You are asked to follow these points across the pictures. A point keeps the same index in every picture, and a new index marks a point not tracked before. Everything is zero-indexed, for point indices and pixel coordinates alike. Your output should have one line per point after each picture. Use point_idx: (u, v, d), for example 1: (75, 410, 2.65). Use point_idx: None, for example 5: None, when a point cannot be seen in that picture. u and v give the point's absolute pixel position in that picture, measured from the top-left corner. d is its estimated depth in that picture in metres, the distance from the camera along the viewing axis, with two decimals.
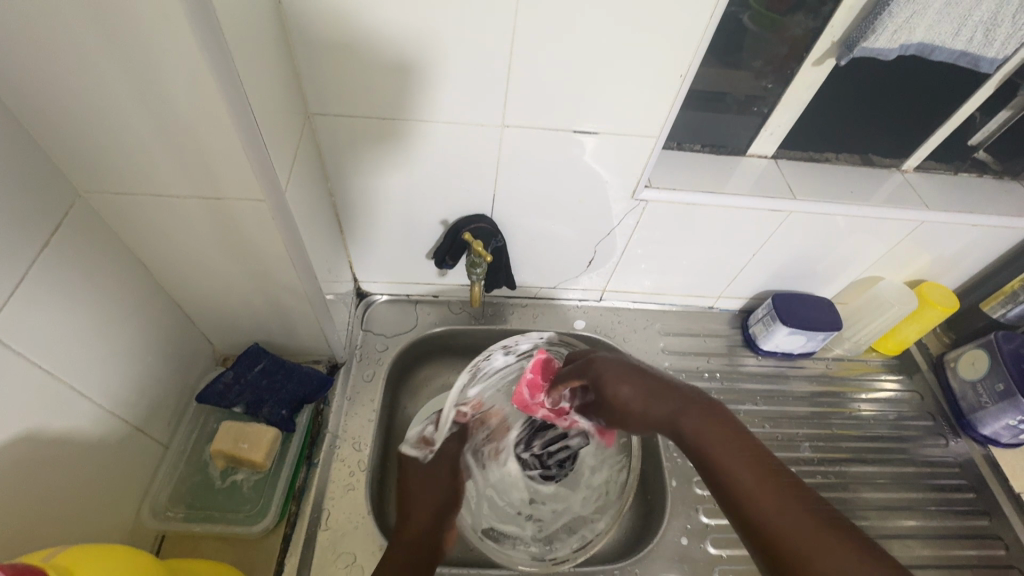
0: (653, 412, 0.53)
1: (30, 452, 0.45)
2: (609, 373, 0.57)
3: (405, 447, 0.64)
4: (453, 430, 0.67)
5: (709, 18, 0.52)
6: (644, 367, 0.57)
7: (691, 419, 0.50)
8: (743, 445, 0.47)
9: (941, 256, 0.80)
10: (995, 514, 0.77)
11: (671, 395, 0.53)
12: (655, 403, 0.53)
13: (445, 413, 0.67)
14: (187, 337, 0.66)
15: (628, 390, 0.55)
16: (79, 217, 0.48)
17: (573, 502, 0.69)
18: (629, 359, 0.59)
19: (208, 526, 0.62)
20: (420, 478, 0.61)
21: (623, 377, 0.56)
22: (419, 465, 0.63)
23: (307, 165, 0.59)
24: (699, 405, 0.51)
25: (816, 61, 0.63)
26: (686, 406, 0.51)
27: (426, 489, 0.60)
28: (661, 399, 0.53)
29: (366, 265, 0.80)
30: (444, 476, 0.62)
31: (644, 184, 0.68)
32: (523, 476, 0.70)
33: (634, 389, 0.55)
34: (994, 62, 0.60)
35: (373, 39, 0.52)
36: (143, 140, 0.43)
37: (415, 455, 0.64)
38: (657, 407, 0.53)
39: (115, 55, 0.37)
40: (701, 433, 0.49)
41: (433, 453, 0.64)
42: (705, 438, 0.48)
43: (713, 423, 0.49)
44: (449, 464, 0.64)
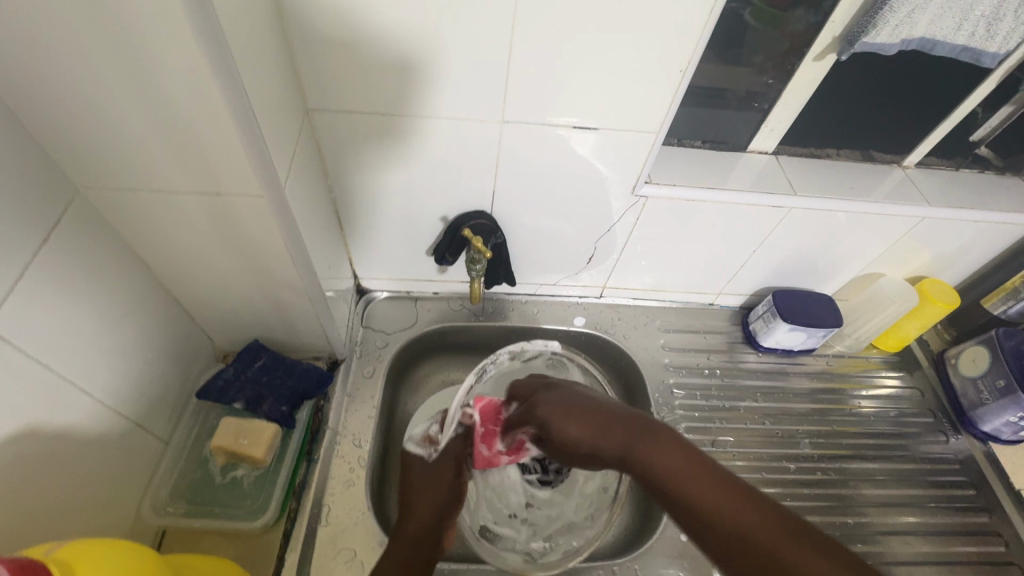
0: (604, 445, 0.50)
1: (30, 447, 0.45)
2: (551, 414, 0.54)
3: (410, 445, 0.63)
4: (460, 431, 0.64)
5: (709, 13, 0.51)
6: (582, 398, 0.55)
7: (640, 448, 0.47)
8: (698, 469, 0.44)
9: (942, 253, 0.80)
10: (995, 511, 0.76)
11: (614, 425, 0.50)
12: (601, 437, 0.50)
13: (451, 414, 0.64)
14: (187, 334, 0.66)
15: (574, 427, 0.52)
16: (78, 213, 0.48)
17: (566, 508, 0.69)
18: (574, 392, 0.56)
19: (209, 522, 0.62)
20: (425, 475, 0.60)
21: (567, 414, 0.53)
22: (424, 464, 0.61)
23: (306, 161, 0.59)
24: (647, 431, 0.48)
25: (817, 57, 0.63)
26: (633, 435, 0.48)
27: (430, 487, 0.59)
28: (605, 433, 0.50)
29: (366, 262, 0.80)
30: (449, 475, 0.60)
31: (644, 180, 0.68)
32: (523, 480, 0.70)
33: (578, 425, 0.52)
34: (996, 58, 0.60)
35: (371, 35, 0.52)
36: (142, 135, 0.43)
37: (419, 453, 0.63)
38: (605, 441, 0.50)
39: (113, 50, 0.37)
40: (656, 463, 0.46)
41: (438, 453, 0.62)
42: (660, 467, 0.45)
43: (664, 449, 0.46)
44: (455, 463, 0.62)
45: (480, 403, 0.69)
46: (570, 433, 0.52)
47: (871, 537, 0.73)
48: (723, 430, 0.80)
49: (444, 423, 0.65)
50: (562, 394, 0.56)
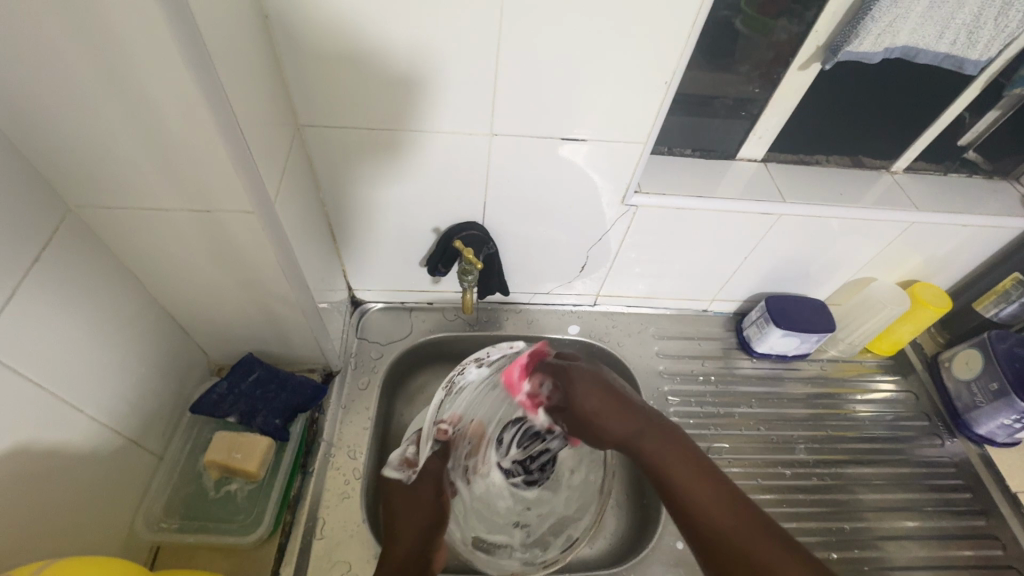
0: (618, 431, 0.56)
1: (23, 465, 0.45)
2: (582, 380, 0.58)
3: (388, 470, 0.63)
4: (435, 448, 0.66)
5: (692, 26, 0.52)
6: (608, 378, 0.59)
7: (650, 443, 0.53)
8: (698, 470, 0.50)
9: (933, 256, 0.80)
10: (992, 514, 0.76)
11: (634, 412, 0.56)
12: (617, 418, 0.56)
13: (426, 432, 0.66)
14: (180, 348, 0.67)
15: (596, 401, 0.57)
16: (71, 231, 0.49)
17: (557, 503, 0.69)
18: (601, 372, 0.60)
19: (202, 537, 0.62)
20: (406, 495, 0.61)
21: (595, 387, 0.57)
22: (403, 485, 0.62)
23: (297, 176, 0.60)
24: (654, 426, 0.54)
25: (802, 65, 0.64)
26: (648, 430, 0.54)
27: (412, 508, 0.59)
28: (625, 413, 0.56)
29: (360, 274, 0.81)
30: (429, 495, 0.61)
31: (634, 189, 0.68)
32: (507, 484, 0.69)
33: (601, 400, 0.56)
34: (978, 65, 0.60)
35: (362, 52, 0.53)
36: (131, 154, 0.44)
37: (398, 477, 0.63)
38: (618, 425, 0.55)
39: (103, 73, 0.38)
40: (662, 456, 0.52)
41: (416, 473, 0.63)
42: (668, 459, 0.52)
43: (672, 447, 0.52)
44: (433, 483, 0.62)
45: (453, 415, 0.68)
46: (589, 407, 0.57)
47: (869, 542, 0.72)
48: (718, 437, 0.80)
49: (419, 442, 0.66)
50: (592, 370, 0.60)
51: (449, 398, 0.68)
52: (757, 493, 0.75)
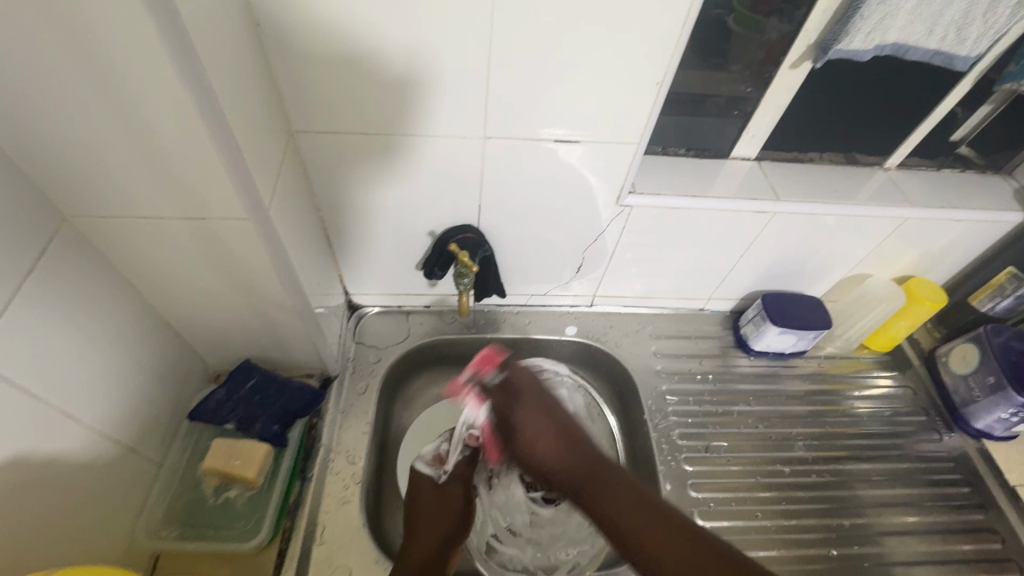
0: (556, 465, 0.55)
1: (21, 475, 0.45)
2: (527, 418, 0.57)
3: (419, 465, 0.65)
4: (466, 453, 0.66)
5: (683, 26, 0.52)
6: (555, 411, 0.58)
7: (590, 485, 0.52)
8: (645, 510, 0.48)
9: (928, 252, 0.80)
10: (991, 508, 0.77)
11: (573, 449, 0.55)
12: (558, 457, 0.55)
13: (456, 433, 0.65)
14: (178, 356, 0.67)
15: (542, 445, 0.56)
16: (66, 241, 0.49)
17: (570, 526, 0.68)
18: (547, 396, 0.59)
19: (203, 544, 0.62)
20: (434, 496, 0.62)
21: (540, 433, 0.56)
22: (431, 485, 0.63)
23: (292, 182, 0.60)
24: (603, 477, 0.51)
25: (793, 64, 0.64)
26: (588, 469, 0.53)
27: (438, 513, 0.61)
28: (567, 452, 0.55)
29: (357, 279, 0.81)
30: (457, 499, 0.63)
31: (628, 190, 0.69)
32: (527, 498, 0.68)
33: (538, 428, 0.57)
34: (968, 61, 0.61)
35: (354, 57, 0.53)
36: (125, 163, 0.44)
37: (428, 474, 0.64)
38: (563, 467, 0.54)
39: (96, 83, 0.38)
40: (601, 494, 0.50)
41: (446, 475, 0.64)
42: (612, 501, 0.49)
43: (610, 488, 0.50)
44: (463, 487, 0.64)
45: None
46: (529, 438, 0.57)
47: (869, 539, 0.73)
48: (717, 435, 0.80)
49: (451, 441, 0.67)
50: (536, 391, 0.59)
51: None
52: (756, 491, 0.75)
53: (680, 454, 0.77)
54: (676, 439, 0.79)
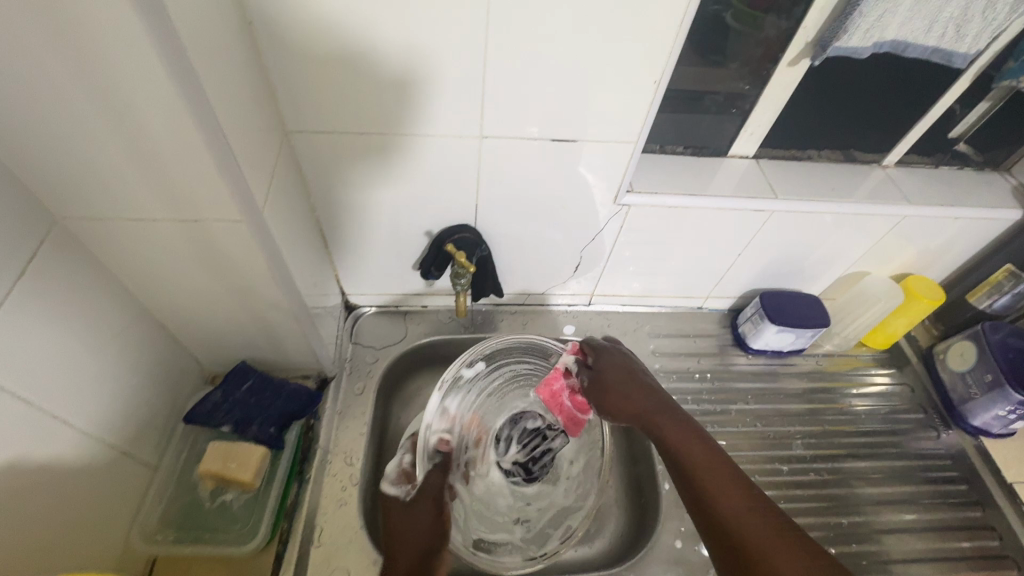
0: (643, 412, 0.61)
1: (15, 481, 0.45)
2: (611, 371, 0.64)
3: (387, 487, 0.62)
4: (435, 461, 0.65)
5: (681, 24, 0.52)
6: (636, 368, 0.65)
7: (671, 430, 0.58)
8: (720, 466, 0.54)
9: (926, 249, 0.80)
10: (988, 505, 0.77)
11: (651, 396, 0.62)
12: (640, 397, 0.62)
13: (425, 442, 0.65)
14: (173, 358, 0.66)
15: (619, 387, 0.63)
16: (56, 243, 0.48)
17: (557, 495, 0.70)
18: (636, 365, 0.65)
19: (198, 548, 0.61)
20: (402, 517, 0.59)
21: (627, 379, 0.63)
22: (401, 504, 0.60)
23: (286, 183, 0.59)
24: (682, 425, 0.58)
25: (792, 61, 0.63)
26: (667, 410, 0.60)
27: (408, 529, 0.57)
28: (649, 397, 0.62)
29: (354, 279, 0.80)
30: (426, 514, 0.59)
31: (626, 188, 0.68)
32: (505, 481, 0.69)
33: (625, 383, 0.63)
34: (967, 58, 0.60)
35: (349, 56, 0.52)
36: (116, 165, 0.43)
37: (396, 493, 0.61)
38: (644, 406, 0.61)
39: (84, 83, 0.37)
40: (684, 446, 0.57)
41: (413, 491, 0.61)
42: (688, 454, 0.56)
43: (696, 441, 0.57)
44: (433, 498, 0.61)
45: (450, 417, 0.69)
46: (613, 386, 0.63)
47: (867, 536, 0.73)
48: (715, 434, 0.80)
49: (416, 451, 0.65)
50: (624, 361, 0.65)
51: (447, 408, 0.69)
52: None
53: None
54: None
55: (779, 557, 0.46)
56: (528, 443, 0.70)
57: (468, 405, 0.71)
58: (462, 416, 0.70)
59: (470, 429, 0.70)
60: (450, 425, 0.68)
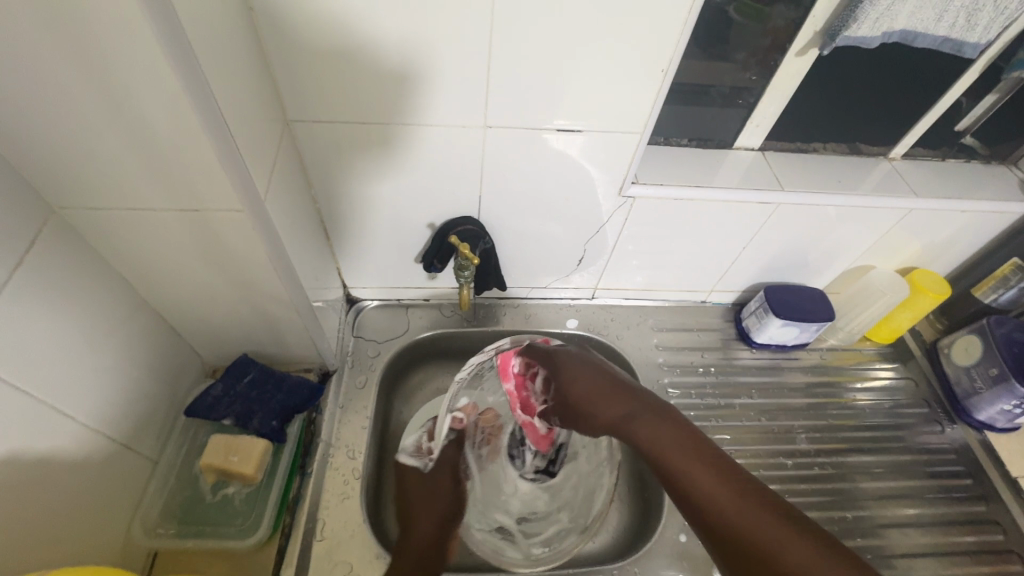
0: (606, 408, 0.54)
1: (14, 474, 0.44)
2: (569, 367, 0.58)
3: (404, 458, 0.64)
4: (451, 437, 0.67)
5: (689, 12, 0.51)
6: (596, 362, 0.58)
7: (646, 425, 0.50)
8: (696, 445, 0.47)
9: (932, 243, 0.80)
10: (992, 499, 0.77)
11: (618, 389, 0.54)
12: (605, 402, 0.54)
13: (443, 420, 0.67)
14: (173, 351, 0.66)
15: (581, 382, 0.56)
16: (54, 234, 0.47)
17: (579, 465, 0.70)
18: (592, 358, 0.58)
19: (200, 542, 0.61)
20: (422, 486, 0.61)
21: (581, 371, 0.57)
22: (420, 475, 0.62)
23: (288, 174, 0.59)
24: (648, 411, 0.51)
25: (799, 52, 0.62)
26: (638, 406, 0.52)
27: (429, 497, 0.60)
28: (613, 395, 0.54)
29: (355, 272, 0.80)
30: (446, 485, 0.62)
31: (631, 180, 0.68)
32: (524, 479, 0.69)
33: (589, 380, 0.56)
34: (978, 48, 0.60)
35: (350, 43, 0.51)
36: (116, 154, 0.43)
37: (415, 464, 0.64)
38: (610, 407, 0.53)
39: (83, 70, 0.37)
40: (655, 439, 0.49)
41: (433, 461, 0.64)
42: (660, 442, 0.48)
43: (664, 427, 0.49)
44: (450, 470, 0.64)
45: (467, 406, 0.70)
46: (580, 392, 0.56)
47: (871, 531, 0.72)
48: (719, 428, 0.79)
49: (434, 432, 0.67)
50: (585, 357, 0.58)
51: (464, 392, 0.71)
52: None
53: None
54: None
55: (794, 547, 0.38)
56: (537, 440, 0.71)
57: (485, 394, 0.72)
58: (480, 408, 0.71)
59: (485, 423, 0.71)
60: (466, 414, 0.69)
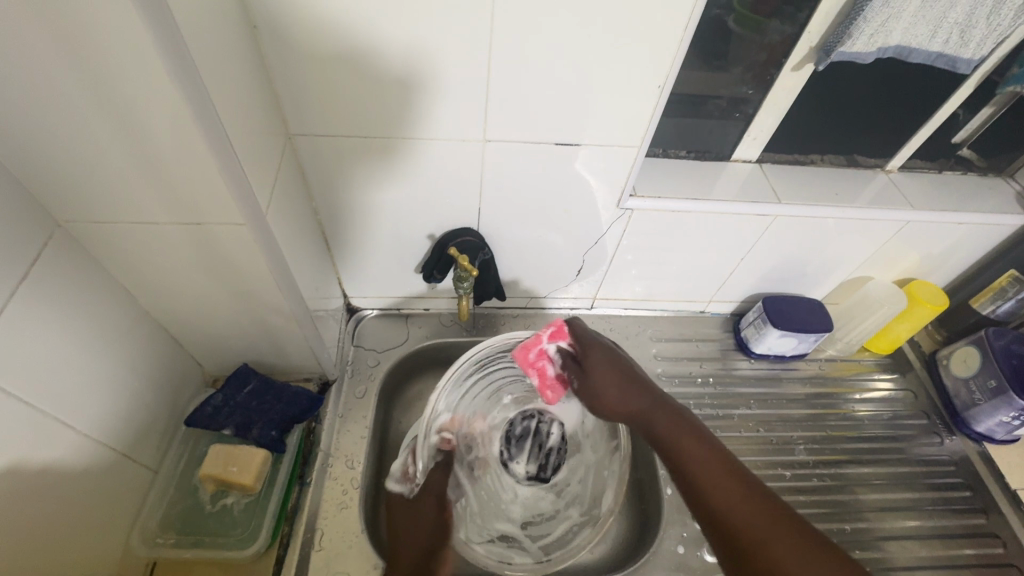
0: (627, 409, 0.59)
1: (15, 484, 0.45)
2: (599, 367, 0.62)
3: (390, 486, 0.65)
4: (438, 459, 0.67)
5: (686, 27, 0.52)
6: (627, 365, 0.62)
7: (665, 421, 0.56)
8: (703, 448, 0.53)
9: (930, 255, 0.80)
10: (992, 512, 0.76)
11: (646, 395, 0.59)
12: (633, 397, 0.59)
13: (426, 442, 0.67)
14: (175, 361, 0.66)
15: (614, 389, 0.60)
16: (59, 246, 0.48)
17: (584, 455, 0.72)
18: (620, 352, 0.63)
19: (199, 552, 0.61)
20: (407, 513, 0.62)
21: (613, 371, 0.61)
22: (404, 501, 0.63)
23: (289, 186, 0.59)
24: (667, 411, 0.57)
25: (795, 66, 0.63)
26: (661, 407, 0.57)
27: (413, 525, 0.60)
28: (639, 395, 0.59)
29: (355, 282, 0.80)
30: (430, 509, 0.61)
31: (629, 192, 0.68)
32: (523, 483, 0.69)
33: (612, 381, 0.60)
34: (971, 63, 0.60)
35: (351, 56, 0.52)
36: (120, 168, 0.43)
37: (401, 491, 0.64)
38: (635, 403, 0.59)
39: (88, 85, 0.37)
40: (676, 438, 0.54)
41: (417, 487, 0.64)
42: (680, 439, 0.54)
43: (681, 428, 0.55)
44: (433, 497, 0.62)
45: (451, 420, 0.70)
46: (609, 389, 0.60)
47: (870, 543, 0.72)
48: (718, 439, 0.79)
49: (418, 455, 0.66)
50: (612, 347, 0.64)
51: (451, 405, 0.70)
52: None
53: None
54: None
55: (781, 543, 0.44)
56: (528, 439, 0.71)
57: (466, 403, 0.71)
58: (466, 419, 0.71)
59: (473, 433, 0.71)
60: (451, 429, 0.69)
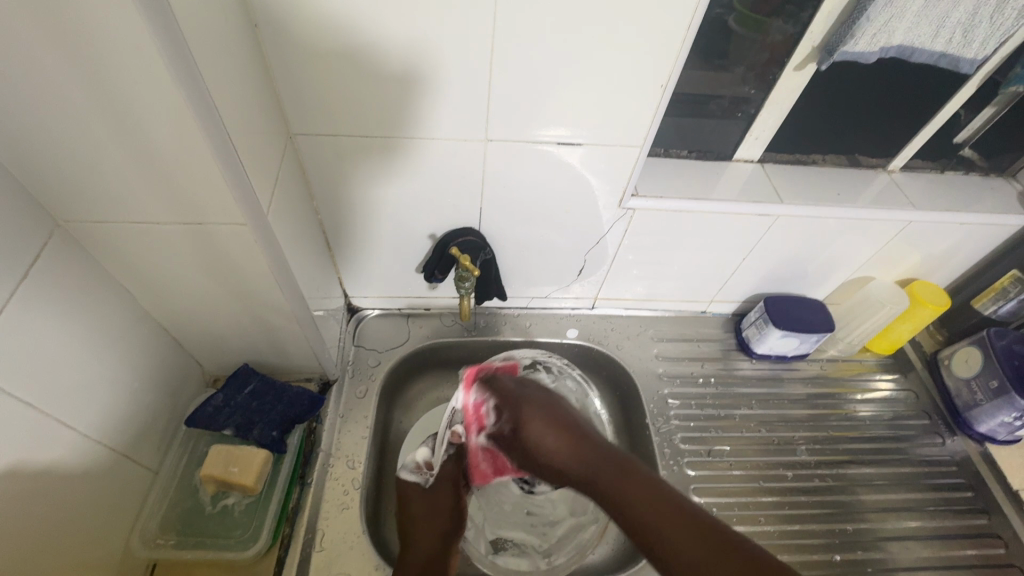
0: (572, 461, 0.55)
1: (15, 485, 0.45)
2: (534, 420, 0.59)
3: (404, 474, 0.65)
4: (451, 449, 0.67)
5: (688, 28, 0.52)
6: (560, 412, 0.60)
7: (604, 473, 0.53)
8: (660, 497, 0.49)
9: (931, 255, 0.80)
10: (994, 512, 0.76)
11: (584, 447, 0.56)
12: (566, 450, 0.56)
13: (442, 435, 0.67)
14: (175, 361, 0.66)
15: (552, 439, 0.57)
16: (59, 246, 0.48)
17: None
18: (555, 403, 0.61)
19: (200, 553, 0.61)
20: (423, 501, 0.63)
21: (545, 425, 0.59)
22: (421, 491, 0.64)
23: (290, 185, 0.59)
24: (603, 462, 0.54)
25: (797, 66, 0.63)
26: (596, 459, 0.54)
27: (431, 515, 0.62)
28: (576, 448, 0.56)
29: (356, 282, 0.80)
30: (447, 499, 0.63)
31: (630, 192, 0.68)
32: (547, 488, 0.70)
33: (551, 433, 0.58)
34: (974, 63, 0.60)
35: (351, 53, 0.52)
36: (122, 169, 0.43)
37: (416, 480, 0.65)
38: (572, 457, 0.56)
39: (86, 83, 0.37)
40: (609, 484, 0.52)
41: (433, 478, 0.65)
42: (623, 490, 0.50)
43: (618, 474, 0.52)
44: (451, 486, 0.65)
45: None
46: (548, 445, 0.57)
47: (872, 544, 0.72)
48: (719, 440, 0.79)
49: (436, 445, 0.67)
50: (546, 399, 0.62)
51: None
52: (759, 496, 0.74)
53: (682, 458, 0.77)
54: (678, 443, 0.78)
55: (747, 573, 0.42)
56: None
57: None
58: None
59: None
60: None
